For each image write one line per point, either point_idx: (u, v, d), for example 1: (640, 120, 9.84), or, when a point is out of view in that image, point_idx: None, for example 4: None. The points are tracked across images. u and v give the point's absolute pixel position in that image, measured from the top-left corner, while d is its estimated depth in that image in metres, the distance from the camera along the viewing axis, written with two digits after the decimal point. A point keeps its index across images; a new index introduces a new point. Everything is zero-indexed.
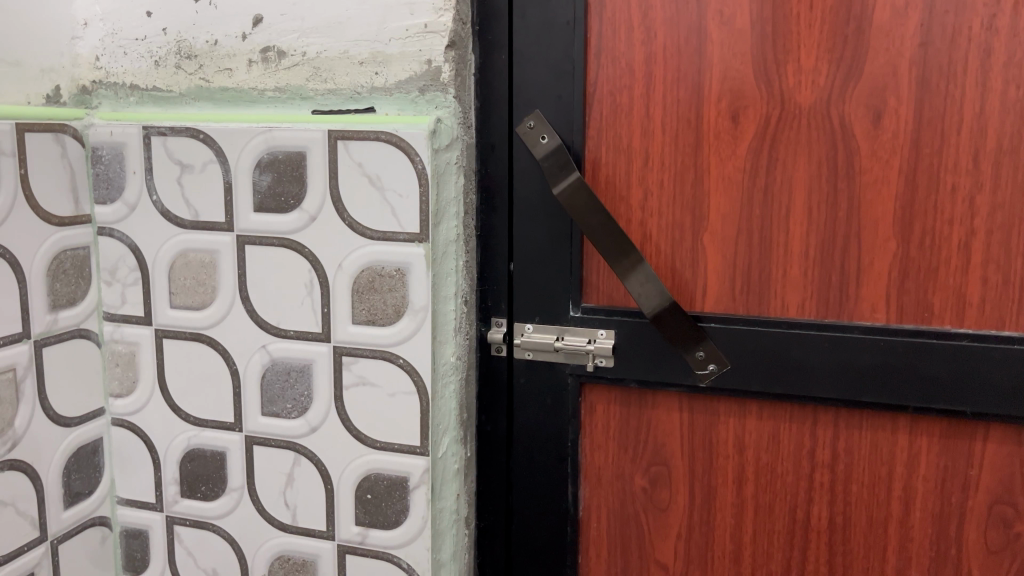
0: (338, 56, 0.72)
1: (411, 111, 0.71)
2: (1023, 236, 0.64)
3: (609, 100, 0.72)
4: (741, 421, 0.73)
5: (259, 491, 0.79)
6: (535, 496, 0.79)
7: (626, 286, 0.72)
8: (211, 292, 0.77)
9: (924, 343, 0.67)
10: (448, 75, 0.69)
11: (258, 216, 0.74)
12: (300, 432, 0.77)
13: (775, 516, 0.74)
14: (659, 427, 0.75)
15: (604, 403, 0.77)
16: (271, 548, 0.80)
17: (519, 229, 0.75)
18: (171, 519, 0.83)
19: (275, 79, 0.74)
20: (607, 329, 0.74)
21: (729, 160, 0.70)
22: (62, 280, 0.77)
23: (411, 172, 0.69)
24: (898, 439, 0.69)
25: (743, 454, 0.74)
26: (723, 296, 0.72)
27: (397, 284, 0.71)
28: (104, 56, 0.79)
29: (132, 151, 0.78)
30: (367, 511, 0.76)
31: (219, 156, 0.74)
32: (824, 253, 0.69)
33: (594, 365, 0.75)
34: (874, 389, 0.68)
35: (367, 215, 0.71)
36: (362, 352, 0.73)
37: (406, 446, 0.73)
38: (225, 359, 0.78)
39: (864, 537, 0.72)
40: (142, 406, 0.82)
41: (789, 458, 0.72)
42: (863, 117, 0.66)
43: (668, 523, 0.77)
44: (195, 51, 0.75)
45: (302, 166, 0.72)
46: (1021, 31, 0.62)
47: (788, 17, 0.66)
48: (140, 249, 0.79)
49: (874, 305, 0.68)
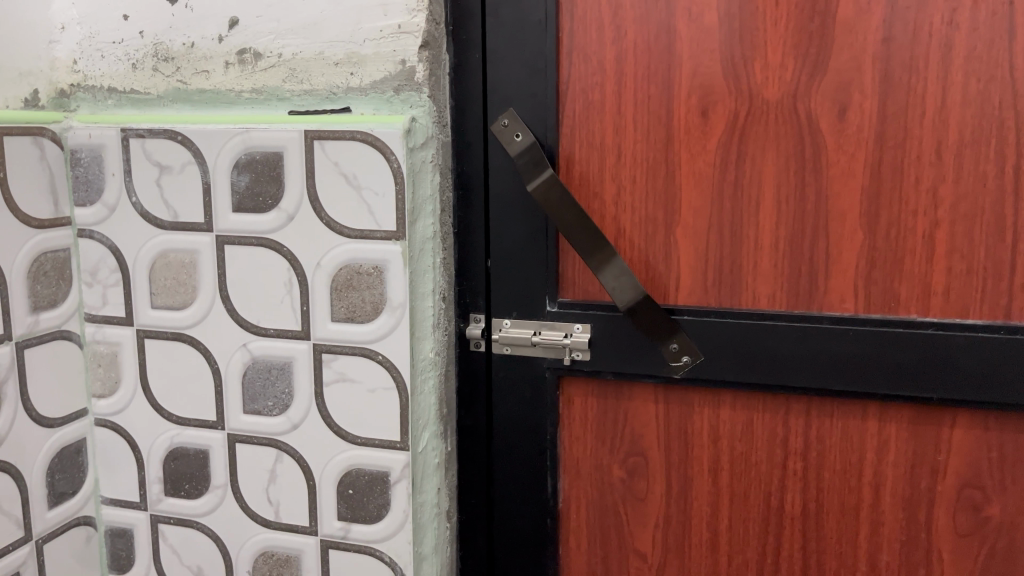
0: (313, 57, 0.72)
1: (387, 111, 0.72)
2: (985, 226, 0.65)
3: (582, 97, 0.73)
4: (715, 411, 0.74)
5: (242, 488, 0.80)
6: (515, 488, 0.80)
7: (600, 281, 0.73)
8: (192, 292, 0.78)
9: (892, 331, 0.68)
10: (422, 75, 0.70)
11: (236, 216, 0.75)
12: (282, 429, 0.78)
13: (750, 504, 0.75)
14: (636, 419, 0.77)
15: (582, 396, 0.78)
16: (255, 545, 0.81)
17: (495, 226, 0.76)
18: (156, 518, 0.84)
19: (252, 80, 0.75)
20: (583, 323, 0.75)
21: (699, 155, 0.71)
22: (42, 282, 0.78)
23: (387, 171, 0.70)
24: (868, 426, 0.71)
25: (718, 444, 0.75)
26: (696, 289, 0.73)
27: (375, 281, 0.72)
28: (82, 60, 0.79)
29: (110, 153, 0.78)
30: (349, 506, 0.77)
31: (197, 157, 0.75)
32: (793, 245, 0.70)
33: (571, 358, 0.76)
34: (843, 378, 0.69)
35: (344, 214, 0.72)
36: (342, 349, 0.74)
37: (386, 441, 0.74)
38: (207, 358, 0.79)
39: (837, 523, 0.73)
40: (125, 406, 0.83)
41: (762, 446, 0.74)
42: (829, 111, 0.67)
43: (646, 513, 0.78)
44: (172, 54, 0.76)
45: (279, 166, 0.73)
46: (980, 26, 0.63)
47: (754, 14, 0.68)
48: (121, 250, 0.80)
49: (842, 296, 0.70)
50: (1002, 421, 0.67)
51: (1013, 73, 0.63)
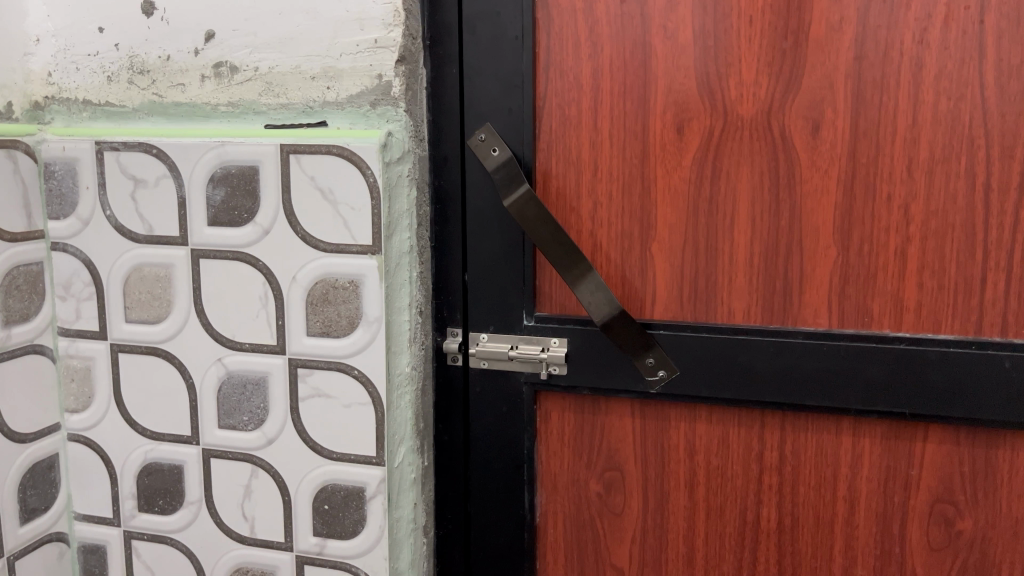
0: (290, 71, 0.72)
1: (363, 125, 0.72)
2: (956, 242, 0.66)
3: (559, 113, 0.73)
4: (692, 426, 0.75)
5: (217, 503, 0.80)
6: (492, 503, 0.80)
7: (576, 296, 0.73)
8: (166, 306, 0.78)
9: (865, 346, 0.68)
10: (398, 90, 0.70)
11: (212, 229, 0.75)
12: (256, 444, 0.77)
13: (726, 518, 0.75)
14: (612, 433, 0.77)
15: (558, 410, 0.78)
16: (230, 561, 0.80)
17: (472, 240, 0.76)
18: (129, 533, 0.83)
19: (228, 94, 0.75)
20: (559, 337, 0.75)
21: (675, 171, 0.71)
22: (15, 296, 0.77)
23: (362, 186, 0.70)
24: (842, 441, 0.71)
25: (694, 458, 0.75)
26: (672, 304, 0.74)
27: (351, 295, 0.72)
28: (56, 72, 0.79)
29: (85, 166, 0.78)
30: (324, 521, 0.76)
31: (172, 170, 0.75)
32: (767, 260, 0.70)
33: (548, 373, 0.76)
34: (818, 392, 0.70)
35: (320, 228, 0.72)
36: (317, 363, 0.74)
37: (362, 456, 0.74)
38: (181, 373, 0.78)
39: (812, 537, 0.73)
40: (99, 421, 0.82)
41: (738, 460, 0.74)
42: (803, 128, 0.68)
43: (622, 527, 0.78)
44: (148, 67, 0.76)
45: (254, 180, 0.73)
46: (950, 44, 0.64)
47: (729, 32, 0.68)
48: (95, 263, 0.79)
49: (816, 311, 0.70)
50: (973, 436, 0.68)
51: (983, 92, 0.64)
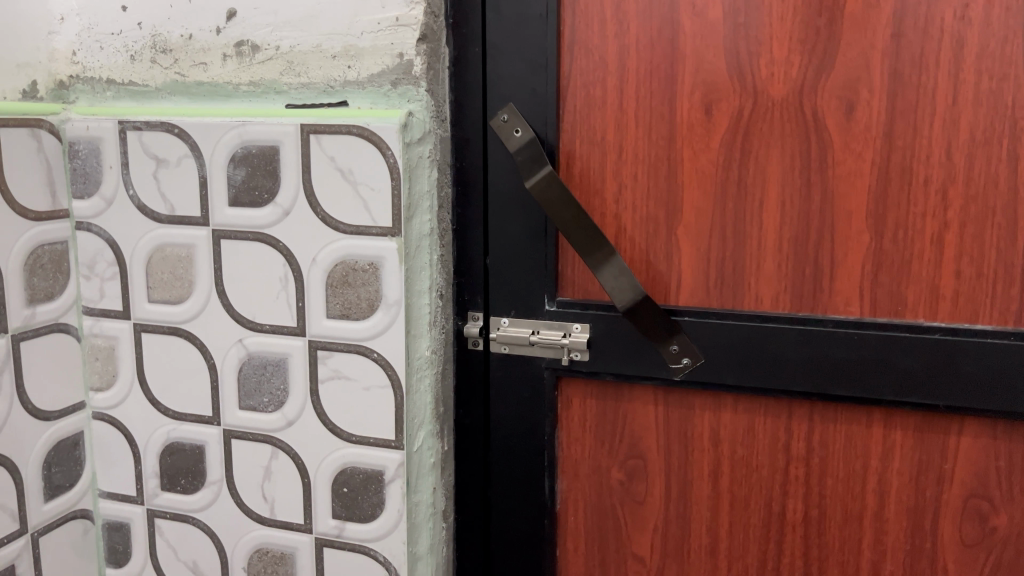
0: (311, 50, 0.72)
1: (384, 105, 0.71)
2: (996, 228, 0.63)
3: (583, 93, 0.72)
4: (717, 415, 0.73)
5: (237, 484, 0.80)
6: (512, 489, 0.79)
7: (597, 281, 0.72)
8: (188, 287, 0.77)
9: (898, 336, 0.66)
10: (420, 69, 0.69)
11: (232, 209, 0.74)
12: (276, 425, 0.77)
13: (751, 509, 0.74)
14: (635, 421, 0.75)
15: (581, 396, 0.77)
16: (250, 541, 0.80)
17: (493, 223, 0.75)
18: (152, 512, 0.84)
19: (250, 73, 0.74)
20: (581, 323, 0.74)
21: (703, 153, 0.69)
22: (39, 275, 0.77)
23: (383, 166, 0.69)
24: (872, 433, 0.69)
25: (719, 447, 0.73)
26: (698, 291, 0.72)
27: (370, 278, 0.71)
28: (81, 51, 0.79)
29: (108, 146, 0.78)
30: (343, 505, 0.76)
31: (194, 150, 0.74)
32: (798, 246, 0.68)
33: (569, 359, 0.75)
34: (847, 383, 0.68)
35: (340, 209, 0.71)
36: (337, 346, 0.73)
37: (381, 440, 0.74)
38: (203, 353, 0.78)
39: (839, 530, 0.71)
40: (122, 400, 0.83)
41: (764, 451, 0.72)
42: (836, 109, 0.66)
43: (645, 516, 0.77)
44: (170, 46, 0.76)
45: (275, 160, 0.72)
46: (993, 22, 0.61)
47: (760, 9, 0.66)
48: (118, 243, 0.79)
49: (848, 299, 0.68)
50: (1011, 431, 0.65)
51: None
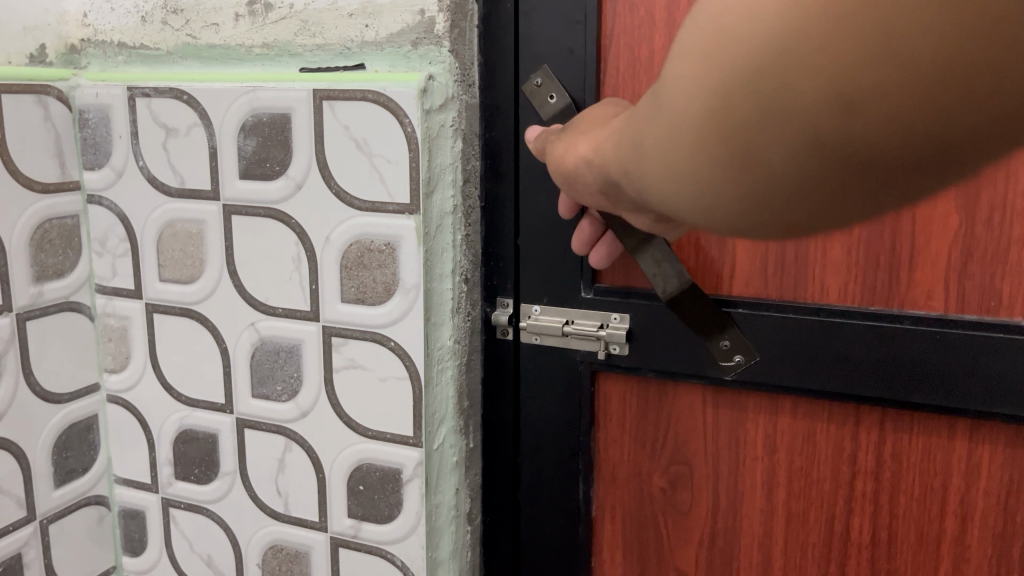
0: (326, 8, 0.65)
1: (403, 67, 0.64)
2: None
3: (626, 52, 0.63)
4: (773, 419, 0.65)
5: (251, 476, 0.75)
6: (542, 492, 0.73)
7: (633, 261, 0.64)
8: (199, 265, 0.72)
9: (991, 339, 0.56)
10: (443, 27, 0.62)
11: (243, 183, 0.69)
12: (290, 416, 0.72)
13: (810, 526, 0.65)
14: (680, 422, 0.68)
15: (620, 392, 0.69)
16: (264, 537, 0.76)
17: (524, 200, 0.67)
18: (166, 501, 0.80)
19: (263, 35, 0.68)
20: (620, 313, 0.66)
21: None
22: (48, 251, 0.73)
23: (400, 136, 0.62)
24: (955, 446, 0.59)
25: (775, 455, 0.65)
26: (753, 279, 0.63)
27: (387, 259, 0.65)
28: (92, 13, 0.74)
29: (118, 114, 0.73)
30: (359, 503, 0.70)
31: (203, 119, 0.69)
32: (872, 229, 0.59)
33: (607, 352, 0.67)
34: (926, 388, 0.58)
35: (355, 184, 0.64)
36: (352, 333, 0.67)
37: (398, 436, 0.68)
38: (215, 336, 0.73)
39: (912, 555, 0.62)
40: (136, 383, 0.79)
41: (826, 461, 0.64)
42: None
43: (688, 529, 0.69)
44: (181, 6, 0.70)
45: (286, 129, 0.66)
46: None
47: None
48: (129, 218, 0.75)
49: (930, 292, 0.58)
50: None
51: None
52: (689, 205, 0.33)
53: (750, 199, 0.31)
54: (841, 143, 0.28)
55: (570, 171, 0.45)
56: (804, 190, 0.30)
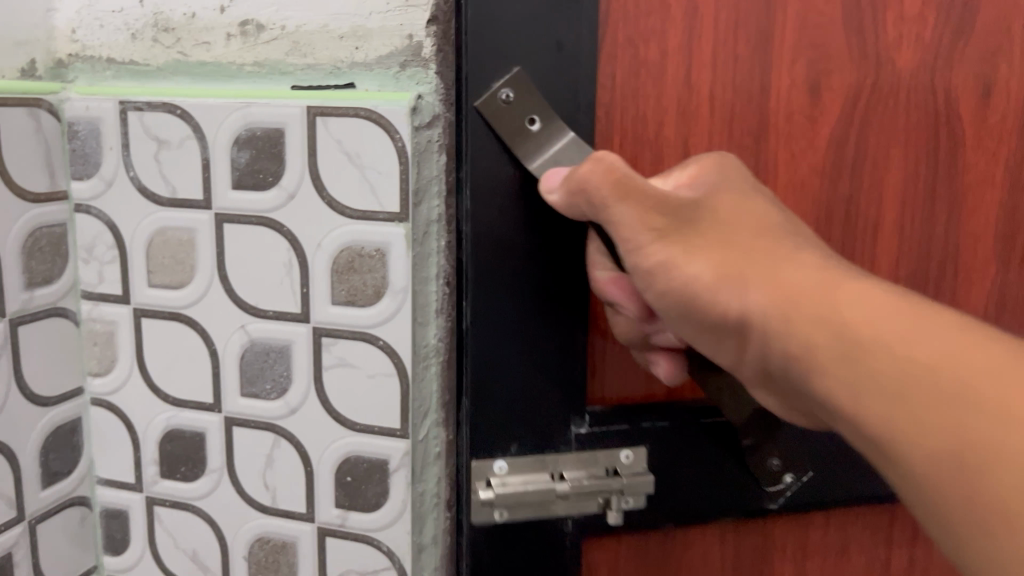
0: (317, 30, 0.70)
1: (392, 87, 0.69)
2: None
3: (629, 50, 0.67)
4: (762, 524, 0.81)
5: (238, 471, 0.79)
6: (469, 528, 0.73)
7: (650, 360, 0.69)
8: (190, 271, 0.76)
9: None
10: (429, 51, 0.68)
11: (235, 193, 0.73)
12: (279, 413, 0.76)
13: None
14: (676, 556, 0.80)
15: (605, 561, 0.78)
16: (252, 530, 0.79)
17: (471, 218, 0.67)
18: (151, 500, 0.83)
19: (254, 54, 0.72)
20: (629, 449, 0.74)
21: (790, 113, 0.71)
22: (38, 258, 0.76)
23: (390, 150, 0.67)
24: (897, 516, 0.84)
25: (765, 560, 0.82)
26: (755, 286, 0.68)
27: (377, 264, 0.70)
28: (81, 29, 0.77)
29: (109, 126, 0.76)
30: (347, 494, 0.75)
31: (197, 132, 0.73)
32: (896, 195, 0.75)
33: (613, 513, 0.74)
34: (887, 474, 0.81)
35: (347, 194, 0.69)
36: (342, 333, 0.72)
37: (385, 428, 0.73)
38: (204, 339, 0.77)
39: None
40: (121, 386, 0.81)
41: (807, 551, 0.83)
42: (971, 86, 0.74)
43: None
44: (173, 24, 0.74)
45: (280, 143, 0.70)
46: None
47: None
48: (117, 226, 0.78)
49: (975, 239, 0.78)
50: None
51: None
52: (852, 415, 0.49)
53: (932, 499, 0.45)
54: (971, 460, 0.43)
55: (714, 315, 0.55)
56: (936, 468, 0.44)
